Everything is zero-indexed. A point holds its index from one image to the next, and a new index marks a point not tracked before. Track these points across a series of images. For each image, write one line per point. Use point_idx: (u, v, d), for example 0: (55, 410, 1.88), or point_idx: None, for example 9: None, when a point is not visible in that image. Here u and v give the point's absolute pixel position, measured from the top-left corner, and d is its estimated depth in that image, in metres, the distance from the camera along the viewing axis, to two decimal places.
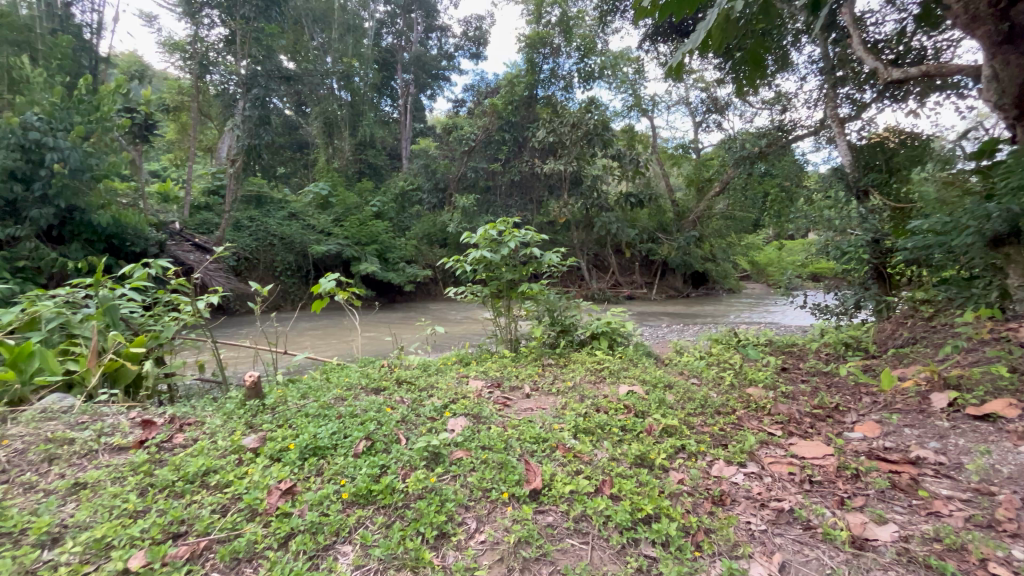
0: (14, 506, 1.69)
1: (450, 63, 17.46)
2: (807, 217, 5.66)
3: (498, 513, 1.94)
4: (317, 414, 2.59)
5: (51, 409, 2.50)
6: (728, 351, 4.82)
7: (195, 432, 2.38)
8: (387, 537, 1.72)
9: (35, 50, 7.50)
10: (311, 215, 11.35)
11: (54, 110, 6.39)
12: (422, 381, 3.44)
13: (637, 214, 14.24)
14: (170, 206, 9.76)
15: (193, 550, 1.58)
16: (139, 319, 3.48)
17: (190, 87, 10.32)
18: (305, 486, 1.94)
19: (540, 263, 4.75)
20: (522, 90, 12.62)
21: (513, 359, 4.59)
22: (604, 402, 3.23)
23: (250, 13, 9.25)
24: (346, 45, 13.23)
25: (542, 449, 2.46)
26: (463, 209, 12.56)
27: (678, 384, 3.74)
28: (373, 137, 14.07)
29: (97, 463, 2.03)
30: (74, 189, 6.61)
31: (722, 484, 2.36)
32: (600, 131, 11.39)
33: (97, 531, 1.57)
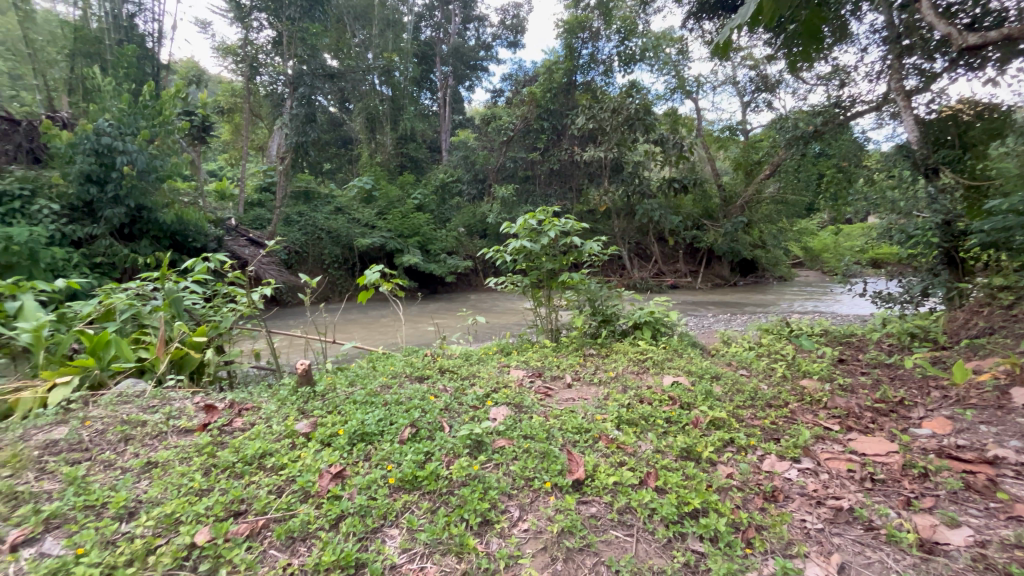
0: (97, 482, 1.85)
1: (488, 53, 17.41)
2: (868, 199, 5.29)
3: (541, 502, 1.94)
4: (364, 401, 2.68)
5: (126, 393, 2.70)
6: (780, 341, 4.60)
7: (253, 417, 2.51)
8: (432, 522, 1.76)
9: (104, 60, 8.62)
10: (356, 209, 11.66)
11: (123, 116, 6.85)
12: (465, 370, 3.49)
13: (680, 200, 13.83)
14: (227, 203, 10.30)
15: (252, 528, 1.67)
16: (201, 310, 3.69)
17: (242, 88, 10.80)
18: (353, 470, 2.01)
19: (581, 252, 4.69)
20: (560, 76, 12.42)
21: (554, 348, 4.58)
22: (648, 392, 3.16)
23: (295, 13, 9.55)
24: (386, 40, 13.43)
25: (584, 440, 2.43)
26: (503, 199, 12.58)
27: (726, 375, 3.62)
28: (413, 130, 14.28)
29: (166, 444, 2.17)
30: (142, 189, 7.08)
31: (775, 479, 2.26)
32: (641, 116, 11.05)
33: (168, 506, 1.69)
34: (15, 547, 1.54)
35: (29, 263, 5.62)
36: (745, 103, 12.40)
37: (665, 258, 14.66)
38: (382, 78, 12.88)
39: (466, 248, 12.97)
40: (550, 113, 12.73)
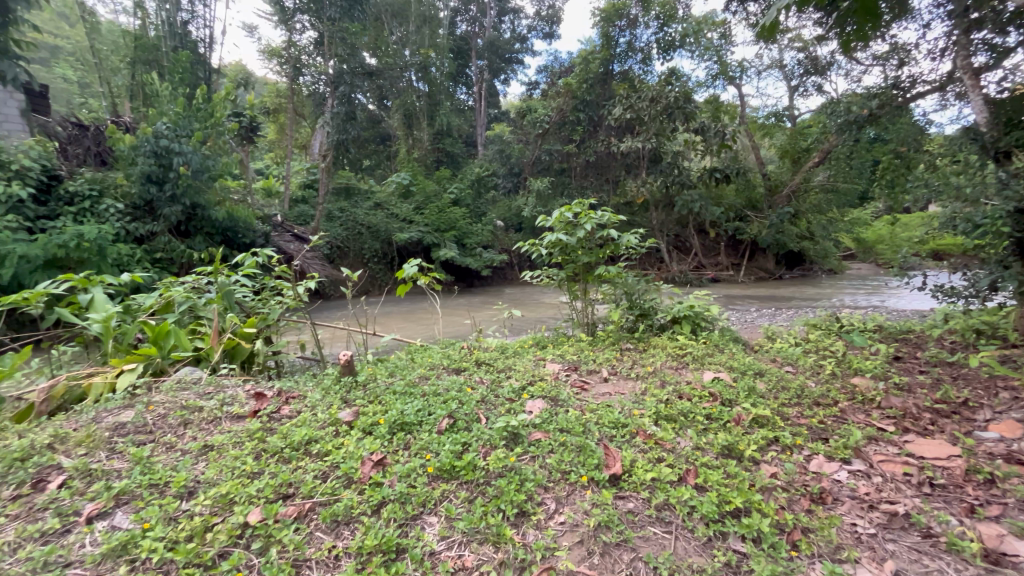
0: (160, 462, 1.98)
1: (523, 45, 17.33)
2: (930, 186, 4.94)
3: (578, 496, 1.94)
4: (403, 392, 2.75)
5: (185, 380, 2.88)
6: (828, 338, 4.39)
7: (299, 405, 2.62)
8: (469, 512, 1.79)
9: (160, 66, 9.12)
10: (394, 204, 11.89)
11: (178, 119, 7.26)
12: (501, 363, 3.52)
13: (721, 190, 13.36)
14: (273, 200, 10.73)
15: (300, 510, 1.74)
16: (251, 302, 3.86)
17: (286, 89, 11.20)
18: (394, 458, 2.07)
19: (618, 245, 4.62)
20: (597, 66, 12.20)
21: (591, 343, 4.54)
22: (687, 388, 3.09)
23: (336, 14, 9.80)
24: (423, 36, 13.57)
25: (621, 435, 2.41)
26: (538, 192, 12.54)
27: (770, 371, 3.49)
28: (449, 125, 14.41)
29: (221, 428, 2.30)
30: (196, 188, 7.49)
31: (823, 481, 2.17)
32: (681, 104, 10.75)
33: (223, 487, 1.79)
34: (90, 520, 1.67)
35: (98, 258, 6.25)
36: (792, 88, 11.83)
37: (706, 251, 14.23)
38: (419, 74, 13.03)
39: (501, 241, 13.02)
40: (586, 105, 12.55)
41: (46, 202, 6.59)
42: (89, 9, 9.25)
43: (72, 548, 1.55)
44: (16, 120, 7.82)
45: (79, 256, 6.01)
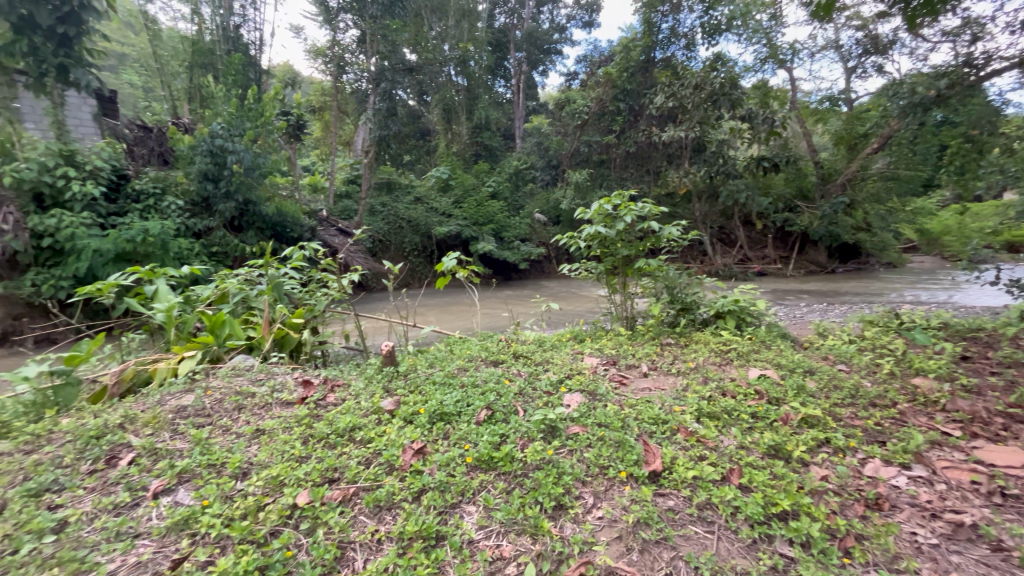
0: (217, 444, 2.11)
1: (562, 35, 17.11)
2: (1006, 172, 4.56)
3: (616, 492, 1.91)
4: (442, 382, 2.80)
5: (239, 367, 3.05)
6: (887, 335, 4.12)
7: (344, 393, 2.71)
8: (507, 503, 1.81)
9: (215, 68, 9.58)
10: (434, 198, 12.07)
11: (231, 119, 7.65)
12: (538, 356, 3.52)
13: (770, 179, 12.77)
14: (319, 195, 11.09)
15: (344, 495, 1.81)
16: (299, 294, 4.02)
17: (330, 87, 11.52)
18: (433, 447, 2.11)
19: (659, 237, 4.51)
20: (638, 54, 11.88)
21: (630, 337, 4.46)
22: (731, 386, 2.99)
23: (377, 11, 9.99)
24: (462, 30, 13.62)
25: (661, 431, 2.36)
26: (577, 184, 12.39)
27: (821, 369, 3.32)
28: (488, 119, 14.44)
29: (272, 414, 2.42)
30: (248, 185, 7.87)
31: (879, 486, 2.05)
32: (727, 91, 10.34)
33: (274, 470, 1.88)
34: (156, 495, 1.80)
35: (161, 252, 6.65)
36: (849, 69, 11.15)
37: (752, 243, 13.66)
38: (458, 68, 13.12)
39: (539, 234, 12.98)
40: (626, 94, 12.25)
41: (115, 200, 7.08)
42: (152, 17, 9.81)
43: (141, 520, 1.67)
44: (88, 123, 8.43)
45: (145, 251, 6.42)
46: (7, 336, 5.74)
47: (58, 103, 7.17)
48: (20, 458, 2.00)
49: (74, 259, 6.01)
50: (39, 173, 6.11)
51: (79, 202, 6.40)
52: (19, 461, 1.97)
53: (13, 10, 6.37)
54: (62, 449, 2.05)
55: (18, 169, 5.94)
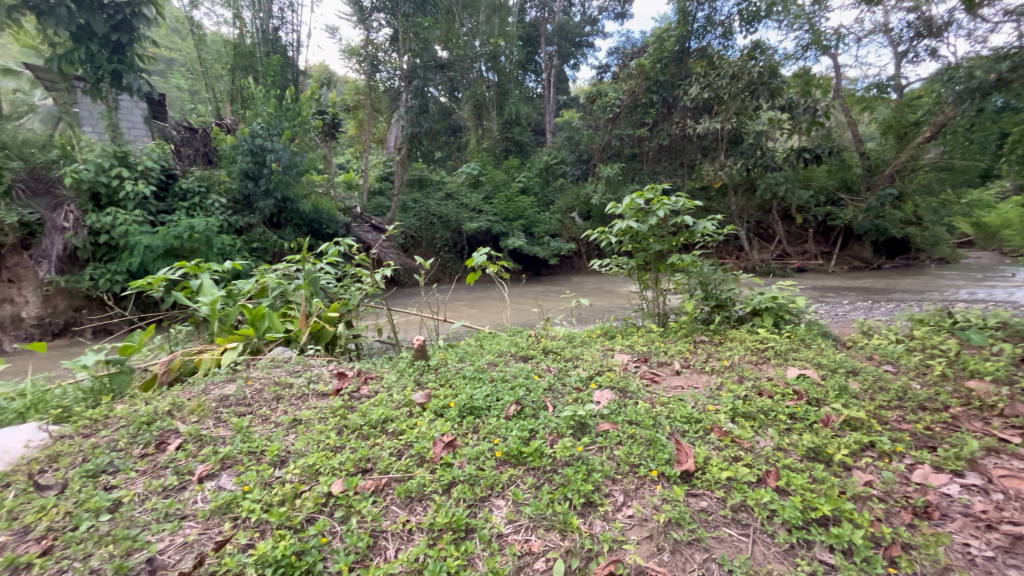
0: (257, 432, 2.19)
1: (594, 27, 16.87)
2: None
3: (647, 490, 1.89)
4: (472, 376, 2.83)
5: (278, 358, 3.16)
6: (938, 335, 3.90)
7: (377, 385, 2.77)
8: (537, 498, 1.81)
9: (255, 70, 9.91)
10: (464, 194, 12.16)
11: (271, 119, 7.93)
12: (568, 352, 3.50)
13: (811, 172, 12.29)
14: (353, 192, 11.31)
15: (377, 485, 1.85)
16: (334, 288, 4.12)
17: (364, 86, 11.72)
18: (463, 441, 2.13)
19: (693, 232, 4.40)
20: (672, 44, 11.58)
21: (662, 334, 4.38)
22: (769, 385, 2.89)
23: (410, 10, 10.10)
24: (493, 26, 13.61)
25: (694, 431, 2.31)
26: (608, 178, 12.21)
27: (865, 370, 3.18)
28: (519, 114, 14.40)
29: (308, 405, 2.50)
30: (286, 183, 8.12)
31: (929, 494, 1.95)
32: (766, 80, 9.98)
33: (310, 458, 1.94)
34: (201, 479, 1.89)
35: (206, 248, 6.95)
36: (899, 54, 10.56)
37: (791, 238, 13.14)
38: (489, 64, 13.13)
39: (569, 230, 12.87)
40: (659, 86, 11.97)
41: (164, 199, 7.43)
42: (197, 22, 10.22)
43: (188, 503, 1.76)
44: (140, 126, 8.88)
45: (191, 247, 6.73)
46: (68, 327, 6.24)
47: (112, 107, 7.58)
48: (78, 441, 2.14)
49: (127, 255, 6.37)
50: (96, 173, 6.48)
51: (131, 201, 6.75)
52: (78, 443, 2.10)
53: (73, 19, 6.78)
54: (116, 434, 2.18)
55: (77, 171, 6.34)
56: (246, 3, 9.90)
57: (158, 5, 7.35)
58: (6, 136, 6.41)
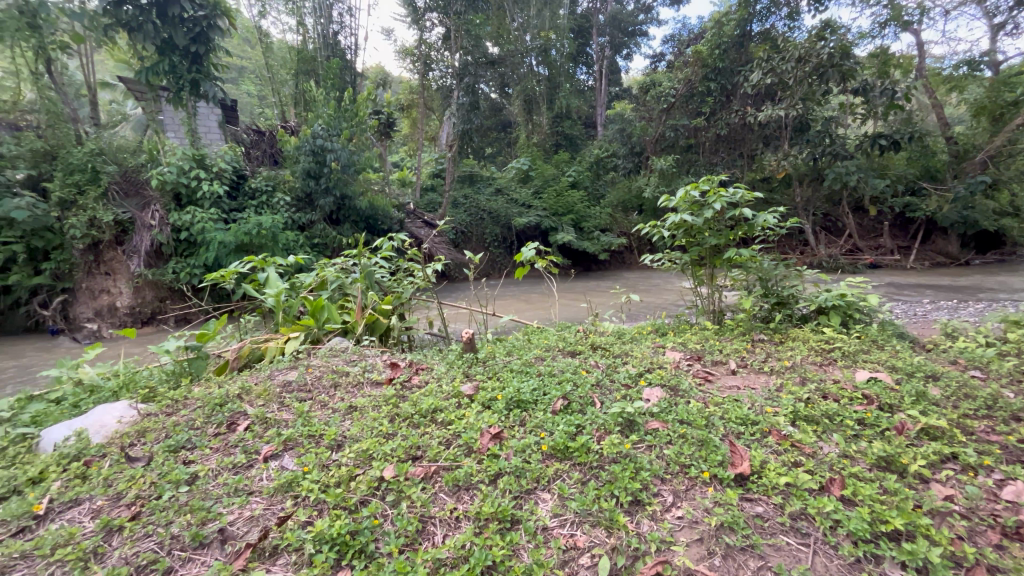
0: (317, 416, 2.32)
1: (648, 15, 16.37)
2: None
3: (698, 492, 1.82)
4: (520, 370, 2.86)
5: (336, 348, 3.32)
6: None
7: (427, 375, 2.86)
8: (582, 493, 1.80)
9: (317, 74, 10.38)
10: (514, 189, 12.19)
11: (330, 120, 8.28)
12: (617, 348, 3.44)
13: (889, 160, 11.58)
14: (407, 189, 11.62)
15: (426, 472, 1.90)
16: (388, 282, 4.27)
17: (417, 85, 11.99)
18: (510, 433, 2.15)
19: (752, 225, 4.19)
20: (732, 29, 11.02)
21: (717, 332, 4.21)
22: (835, 388, 2.72)
23: (461, 7, 10.22)
24: (544, 19, 13.50)
25: (750, 433, 2.21)
26: (661, 171, 11.83)
27: (948, 375, 2.92)
28: (569, 107, 14.24)
29: (363, 392, 2.61)
30: (345, 181, 8.48)
31: (1020, 513, 1.76)
32: (837, 62, 9.26)
33: (364, 444, 2.03)
34: (267, 458, 2.03)
35: (272, 244, 7.40)
36: (994, 27, 9.57)
37: (864, 232, 12.21)
38: (540, 58, 13.05)
39: (620, 225, 12.61)
40: (718, 72, 11.40)
41: (236, 198, 7.98)
42: (265, 31, 10.84)
43: (255, 480, 1.89)
44: (215, 131, 9.55)
45: (259, 243, 7.19)
46: (154, 316, 6.84)
47: (191, 113, 8.21)
48: (163, 419, 2.35)
49: (204, 250, 6.90)
50: (177, 175, 7.07)
51: (207, 200, 7.30)
52: (162, 421, 2.31)
53: (158, 34, 7.42)
54: (194, 414, 2.37)
55: (162, 173, 6.94)
56: (309, 10, 10.38)
57: (231, 16, 7.87)
58: (103, 143, 7.11)
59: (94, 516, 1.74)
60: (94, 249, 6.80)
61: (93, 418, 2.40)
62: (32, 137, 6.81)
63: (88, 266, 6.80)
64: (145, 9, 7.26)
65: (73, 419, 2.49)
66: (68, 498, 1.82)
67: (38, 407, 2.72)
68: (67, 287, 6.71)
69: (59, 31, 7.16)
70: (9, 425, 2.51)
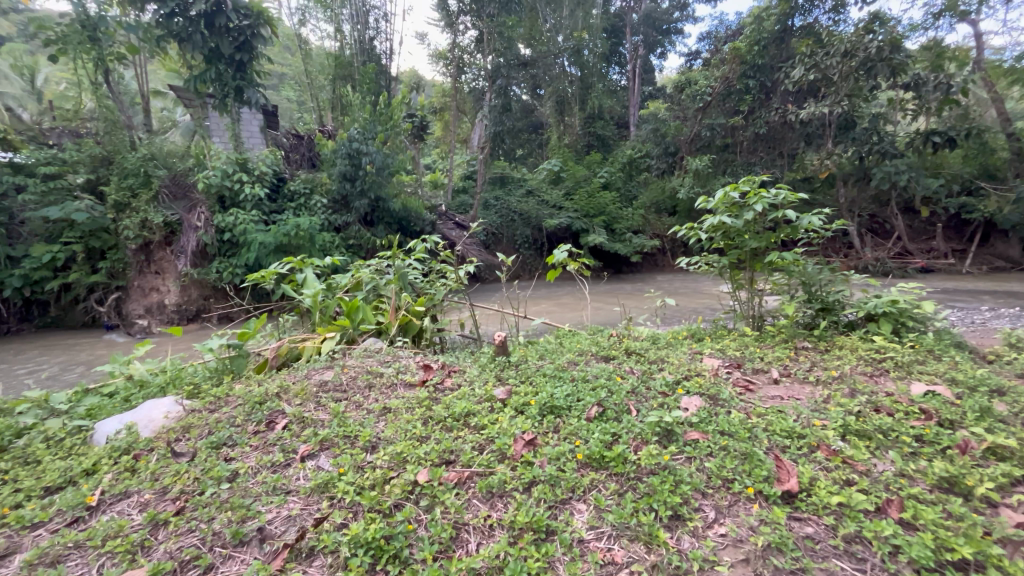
0: (352, 417, 2.34)
1: (683, 13, 16.04)
2: None
3: (742, 508, 1.74)
4: (553, 375, 2.81)
5: (370, 349, 3.36)
6: None
7: (460, 378, 2.85)
8: (620, 506, 1.74)
9: (353, 79, 10.60)
10: (545, 190, 12.13)
11: (366, 123, 8.45)
12: (652, 353, 3.35)
13: (943, 158, 10.94)
14: (439, 191, 11.74)
15: (459, 478, 1.88)
16: (421, 283, 4.30)
17: (450, 88, 12.11)
18: (544, 440, 2.11)
19: (796, 227, 4.00)
20: (773, 24, 10.65)
21: (757, 338, 4.05)
22: (888, 401, 2.56)
23: (494, 10, 10.26)
24: (577, 19, 13.39)
25: (797, 447, 2.10)
26: (697, 171, 11.53)
27: (1016, 391, 2.70)
28: (602, 108, 14.09)
29: (397, 394, 2.62)
30: (379, 183, 8.63)
31: None
32: (887, 55, 8.80)
33: (398, 446, 2.03)
34: (303, 458, 2.05)
35: (309, 245, 7.61)
36: None
37: (915, 234, 11.56)
38: (572, 58, 12.97)
39: (654, 226, 12.35)
40: (757, 69, 11.04)
41: (276, 200, 8.24)
42: (304, 38, 11.18)
43: (292, 479, 1.91)
44: (257, 135, 9.83)
45: (297, 244, 7.41)
46: (199, 314, 7.13)
47: (235, 119, 8.53)
48: (206, 415, 2.42)
49: (245, 250, 7.15)
50: (221, 178, 7.36)
51: (249, 202, 7.57)
52: (205, 417, 2.38)
53: (205, 43, 7.76)
54: (235, 411, 2.44)
55: (207, 176, 7.24)
56: (347, 16, 10.64)
57: (274, 25, 8.13)
58: (155, 148, 7.51)
59: (141, 509, 1.80)
60: (145, 249, 7.15)
61: (143, 413, 2.50)
62: (91, 143, 7.23)
63: (139, 266, 7.16)
64: (194, 20, 7.59)
65: (124, 413, 2.60)
66: (118, 490, 1.89)
67: (93, 400, 2.85)
68: (120, 285, 7.08)
69: (116, 43, 7.57)
70: (66, 417, 2.64)
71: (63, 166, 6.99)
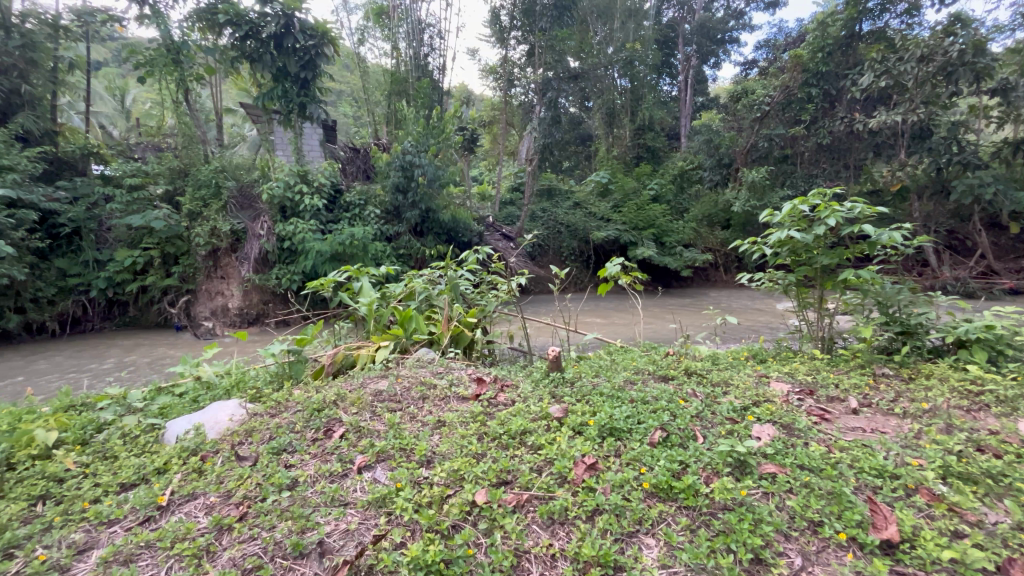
0: (407, 429, 2.31)
1: (739, 21, 15.57)
2: None
3: (834, 557, 1.58)
4: (610, 395, 2.67)
5: (422, 359, 3.34)
6: None
7: (513, 394, 2.76)
8: (693, 544, 1.61)
9: (406, 93, 10.92)
10: (593, 203, 11.96)
11: (419, 137, 8.65)
12: (715, 375, 3.14)
13: None
14: (486, 203, 11.83)
15: (518, 500, 1.80)
16: (472, 294, 4.27)
17: (499, 102, 12.26)
18: (605, 464, 1.99)
19: (876, 242, 3.66)
20: (838, 29, 10.12)
21: (829, 362, 3.74)
22: (994, 440, 2.26)
23: (546, 24, 10.34)
24: (628, 31, 13.23)
25: (893, 489, 1.88)
26: (753, 183, 11.02)
27: None
28: (653, 119, 13.80)
29: (450, 407, 2.58)
30: (429, 195, 8.79)
31: None
32: (970, 59, 8.10)
33: (454, 463, 1.97)
34: (360, 468, 2.04)
35: (363, 254, 7.84)
36: None
37: (1002, 252, 10.52)
38: (623, 70, 12.82)
39: (706, 240, 11.90)
40: (821, 78, 10.49)
41: (333, 210, 8.55)
42: (362, 56, 11.66)
43: (349, 490, 1.90)
44: (316, 149, 10.27)
45: (351, 253, 7.67)
46: (260, 318, 7.47)
47: (298, 133, 8.96)
48: (267, 420, 2.47)
49: (304, 258, 7.47)
50: (283, 190, 7.72)
51: (308, 212, 7.89)
52: (266, 422, 2.43)
53: (274, 63, 8.24)
54: (294, 418, 2.47)
55: (271, 187, 7.63)
56: (403, 35, 11.03)
57: (336, 44, 8.55)
58: (225, 161, 8.02)
59: (207, 512, 1.84)
60: (213, 255, 7.58)
61: (209, 414, 2.59)
62: (170, 156, 7.78)
63: (208, 271, 7.60)
64: (265, 42, 8.12)
65: (192, 413, 2.70)
66: (187, 491, 1.94)
67: (165, 399, 2.98)
68: (190, 288, 7.53)
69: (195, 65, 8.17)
70: (141, 414, 2.78)
71: (145, 177, 7.49)
